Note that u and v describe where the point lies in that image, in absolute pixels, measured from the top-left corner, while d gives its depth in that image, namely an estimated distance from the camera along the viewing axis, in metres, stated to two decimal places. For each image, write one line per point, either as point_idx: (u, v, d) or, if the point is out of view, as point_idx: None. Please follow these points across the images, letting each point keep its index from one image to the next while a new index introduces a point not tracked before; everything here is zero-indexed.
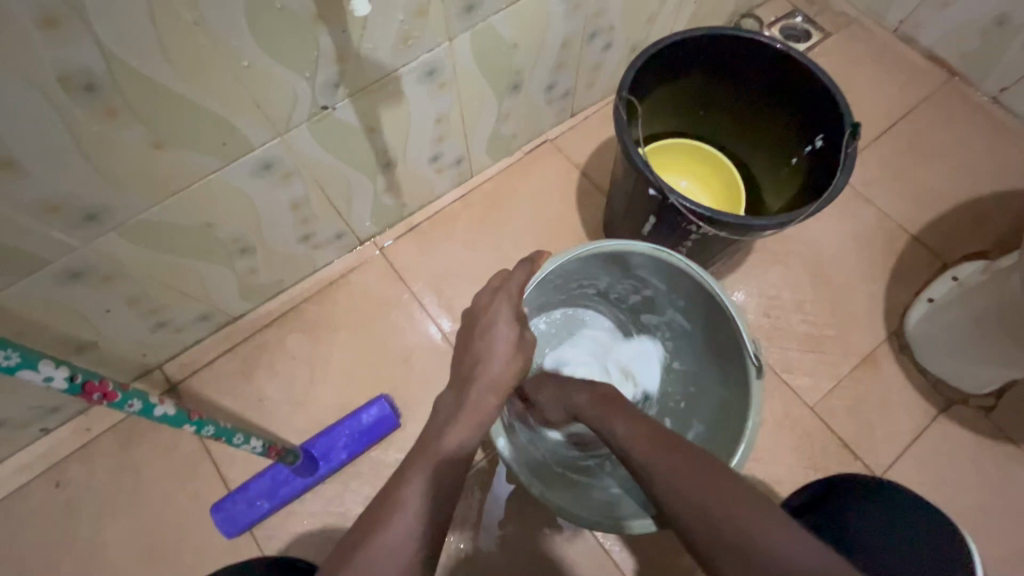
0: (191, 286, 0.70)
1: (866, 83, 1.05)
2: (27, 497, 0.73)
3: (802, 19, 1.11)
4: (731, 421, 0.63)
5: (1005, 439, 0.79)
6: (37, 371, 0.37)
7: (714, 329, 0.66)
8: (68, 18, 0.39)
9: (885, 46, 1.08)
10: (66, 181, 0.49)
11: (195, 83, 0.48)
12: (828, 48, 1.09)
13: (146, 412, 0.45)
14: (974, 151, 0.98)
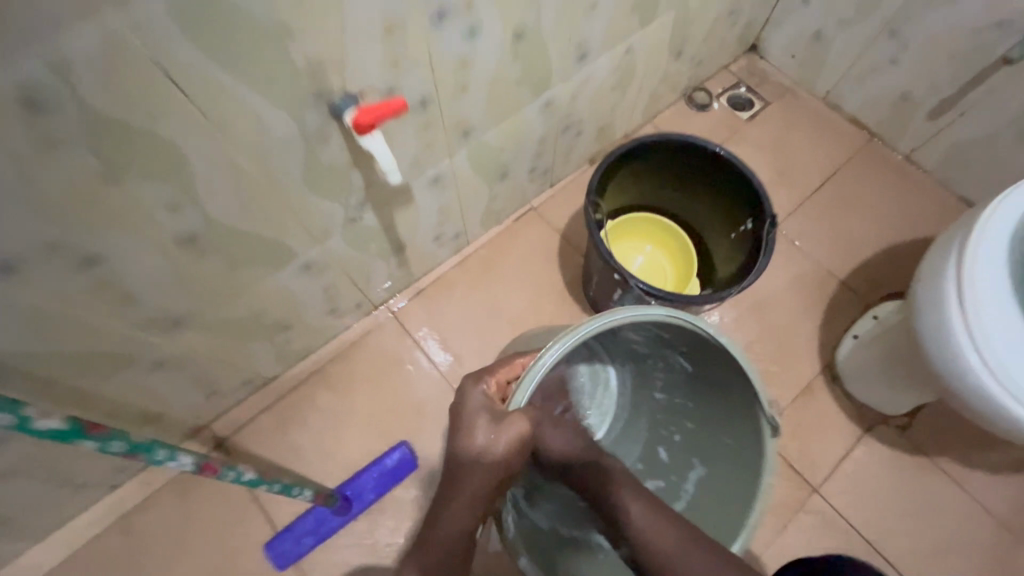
0: (241, 360, 0.84)
1: (801, 145, 1.22)
2: (102, 544, 0.86)
3: (746, 89, 1.29)
4: (734, 490, 0.70)
5: (920, 453, 0.96)
6: (179, 459, 0.50)
7: (720, 386, 0.71)
8: (186, 201, 0.53)
9: (816, 111, 1.26)
10: (164, 302, 0.63)
11: (263, 223, 0.62)
12: (770, 114, 1.27)
13: (240, 478, 0.59)
14: (891, 204, 1.16)
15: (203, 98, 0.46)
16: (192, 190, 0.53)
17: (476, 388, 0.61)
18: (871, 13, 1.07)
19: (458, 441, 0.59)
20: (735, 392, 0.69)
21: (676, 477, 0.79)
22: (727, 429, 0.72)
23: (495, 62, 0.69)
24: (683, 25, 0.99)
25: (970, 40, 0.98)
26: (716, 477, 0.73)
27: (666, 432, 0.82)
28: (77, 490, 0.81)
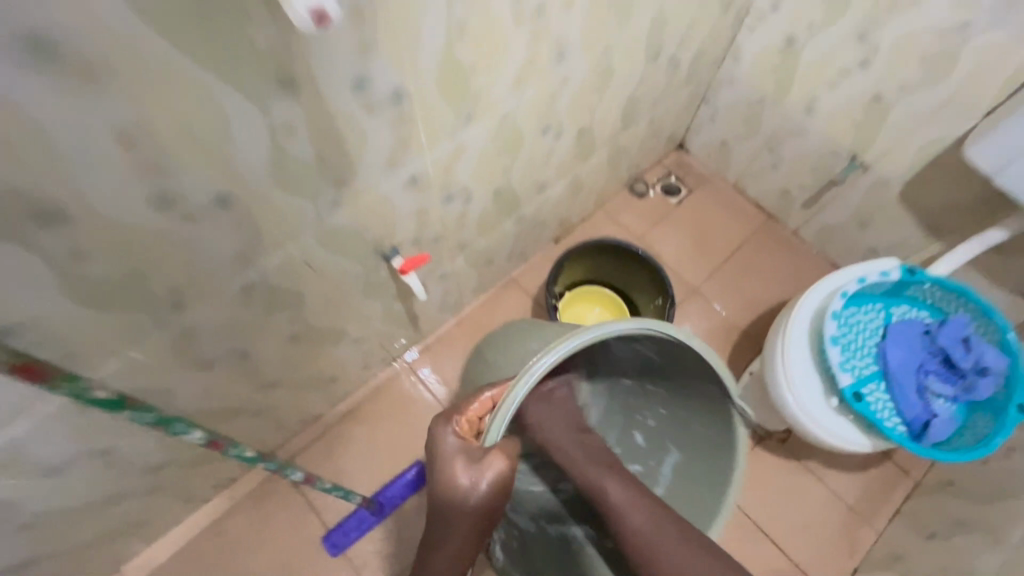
0: (304, 405, 1.16)
1: (716, 223, 1.58)
2: (201, 542, 1.18)
3: (675, 178, 1.63)
4: (707, 468, 0.81)
5: (800, 465, 1.28)
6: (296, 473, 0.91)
7: (691, 392, 0.80)
8: (299, 318, 0.87)
9: (728, 195, 1.62)
10: (272, 374, 0.95)
11: (335, 320, 0.96)
12: (694, 198, 1.62)
13: (321, 485, 1.00)
14: (782, 269, 1.53)
15: (315, 271, 0.79)
16: (304, 311, 0.86)
17: (447, 429, 0.66)
18: (759, 132, 1.42)
19: (444, 479, 0.64)
20: (711, 391, 0.76)
21: (653, 461, 0.89)
22: (699, 416, 0.81)
23: (481, 208, 1.02)
24: (616, 152, 1.32)
25: (827, 164, 1.34)
26: (691, 459, 0.83)
27: (642, 420, 0.91)
28: (185, 503, 1.12)
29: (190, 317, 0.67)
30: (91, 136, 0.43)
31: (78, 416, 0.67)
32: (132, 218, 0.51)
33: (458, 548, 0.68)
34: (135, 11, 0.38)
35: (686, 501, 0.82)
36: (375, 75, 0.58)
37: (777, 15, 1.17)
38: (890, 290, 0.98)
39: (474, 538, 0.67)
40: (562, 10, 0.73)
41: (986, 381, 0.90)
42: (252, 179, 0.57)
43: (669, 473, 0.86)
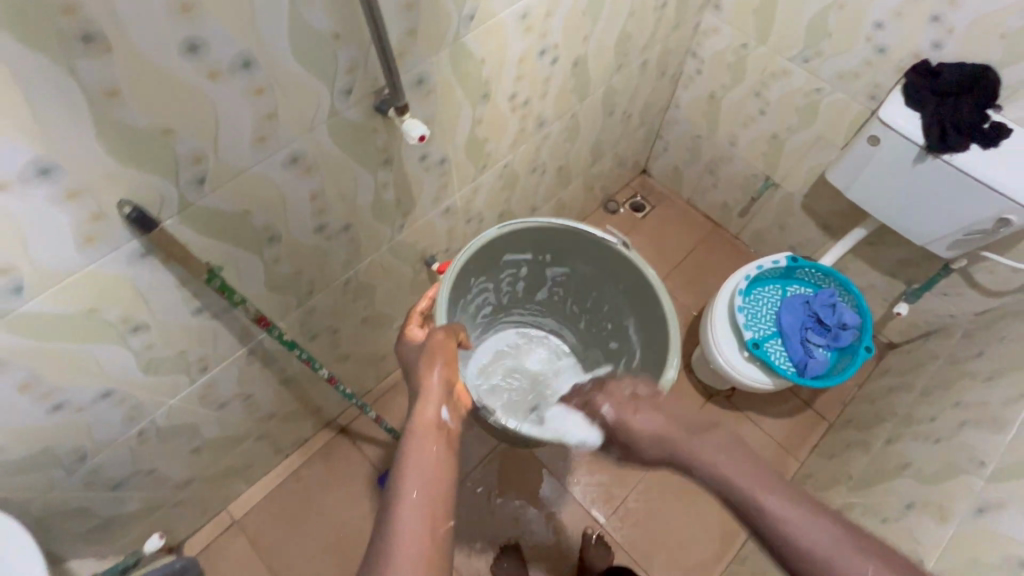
0: (359, 379, 1.52)
1: (675, 231, 1.93)
2: (284, 487, 1.54)
3: (641, 198, 1.99)
4: (650, 318, 1.06)
5: (744, 415, 1.63)
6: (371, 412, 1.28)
7: (590, 259, 1.12)
8: (369, 306, 1.25)
9: (683, 209, 1.97)
10: (347, 349, 1.33)
11: (390, 309, 1.34)
12: (656, 213, 1.97)
13: (384, 425, 1.38)
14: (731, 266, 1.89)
15: (384, 272, 1.18)
16: (373, 301, 1.24)
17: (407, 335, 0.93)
18: (701, 160, 1.78)
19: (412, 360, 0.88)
20: (599, 250, 1.09)
21: (623, 339, 1.15)
22: (621, 280, 1.11)
23: (490, 226, 1.41)
24: (589, 179, 1.71)
25: (749, 184, 1.71)
26: (636, 313, 1.10)
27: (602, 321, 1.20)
28: (276, 453, 1.49)
29: (315, 302, 1.06)
30: (302, 201, 0.82)
31: (246, 365, 1.05)
32: (306, 241, 0.90)
33: (434, 409, 0.79)
34: (336, 143, 0.79)
35: (652, 343, 1.05)
36: (432, 151, 0.98)
37: (702, 76, 1.57)
38: (782, 273, 1.40)
39: (443, 400, 0.80)
40: (541, 99, 1.13)
41: (846, 332, 1.30)
42: (363, 214, 0.96)
43: (635, 337, 1.11)
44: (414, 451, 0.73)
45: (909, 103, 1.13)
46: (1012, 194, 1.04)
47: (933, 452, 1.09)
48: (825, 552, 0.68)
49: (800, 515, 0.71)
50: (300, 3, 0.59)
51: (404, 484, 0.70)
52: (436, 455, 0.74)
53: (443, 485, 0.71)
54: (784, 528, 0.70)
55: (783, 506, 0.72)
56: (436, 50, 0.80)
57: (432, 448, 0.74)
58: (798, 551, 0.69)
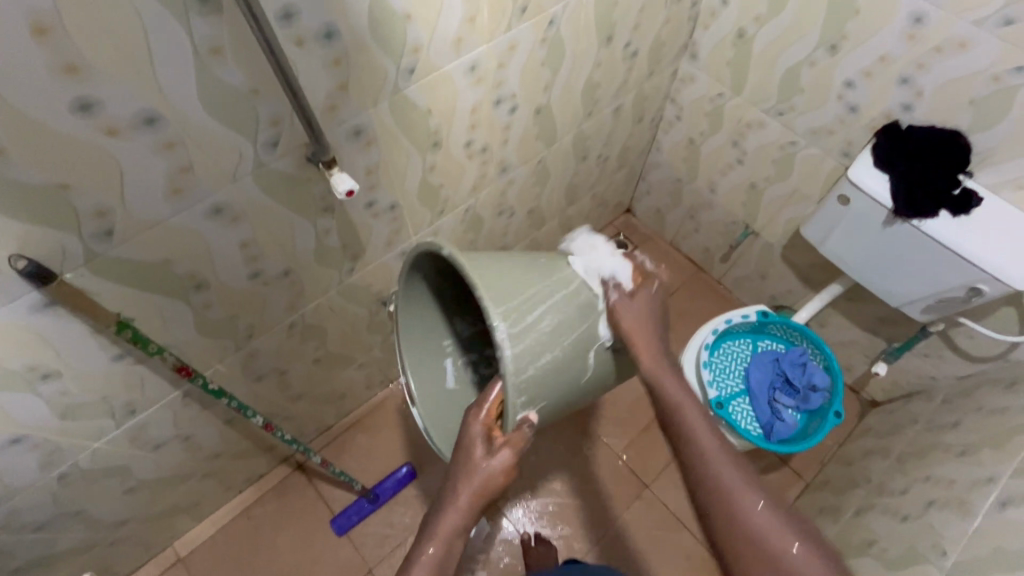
0: (316, 416, 1.48)
1: None
2: (234, 524, 1.49)
3: (624, 238, 1.94)
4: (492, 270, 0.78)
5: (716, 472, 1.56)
6: (313, 456, 1.26)
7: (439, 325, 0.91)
8: (320, 346, 1.21)
9: (665, 251, 1.92)
10: (300, 388, 1.29)
11: (346, 348, 1.30)
12: (638, 254, 1.92)
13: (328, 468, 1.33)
14: (713, 312, 1.82)
15: (334, 313, 1.14)
16: (324, 341, 1.20)
17: (476, 420, 0.76)
18: (682, 204, 1.75)
19: (472, 438, 0.75)
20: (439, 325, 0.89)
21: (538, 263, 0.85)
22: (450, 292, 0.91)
23: None
24: (566, 220, 1.68)
25: (729, 230, 1.66)
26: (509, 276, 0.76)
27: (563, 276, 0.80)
28: (225, 490, 1.44)
29: (256, 345, 1.03)
30: (231, 249, 0.80)
31: (181, 407, 1.02)
32: (239, 287, 0.88)
33: (461, 520, 0.74)
34: (266, 193, 0.77)
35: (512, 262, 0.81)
36: (379, 198, 0.96)
37: (681, 122, 1.54)
38: (753, 328, 1.35)
39: (474, 514, 0.74)
40: (501, 145, 1.11)
41: (815, 394, 1.25)
42: (303, 259, 0.94)
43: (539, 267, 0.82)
44: (428, 555, 0.72)
45: (878, 164, 1.10)
46: (982, 263, 1.00)
47: (899, 532, 1.02)
48: (765, 529, 0.62)
49: (747, 481, 0.65)
50: (209, 61, 0.58)
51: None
52: (452, 564, 0.72)
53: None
54: (726, 487, 0.65)
55: (721, 457, 0.67)
56: (373, 102, 0.79)
57: (452, 558, 0.73)
58: (728, 506, 0.64)
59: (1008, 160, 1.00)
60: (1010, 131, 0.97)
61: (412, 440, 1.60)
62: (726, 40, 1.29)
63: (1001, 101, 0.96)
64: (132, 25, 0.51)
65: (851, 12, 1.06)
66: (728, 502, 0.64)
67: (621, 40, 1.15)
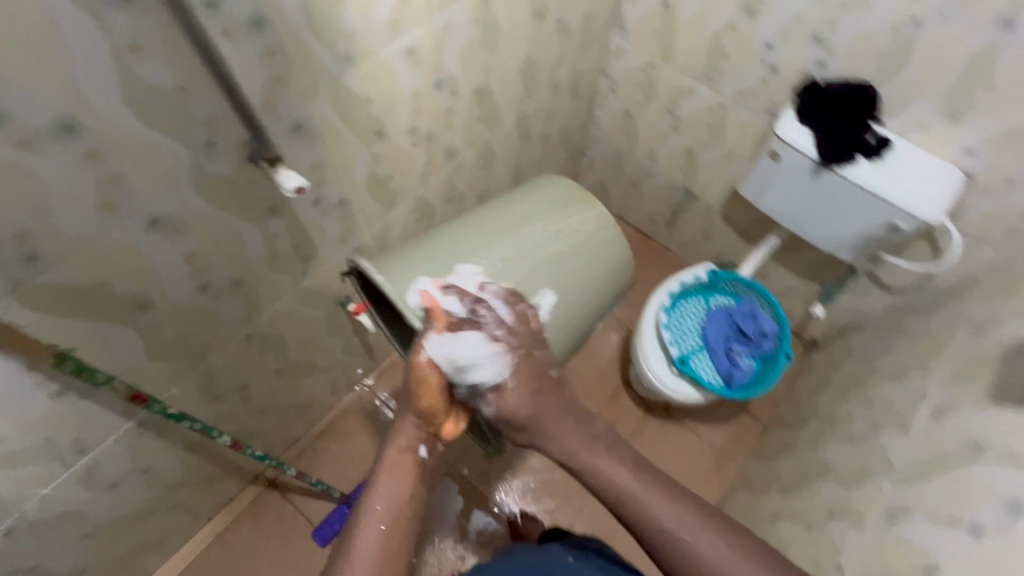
0: (282, 430, 1.42)
1: None
2: (208, 554, 1.42)
3: None
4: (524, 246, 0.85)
5: (682, 427, 1.64)
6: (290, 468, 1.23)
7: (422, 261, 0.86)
8: (279, 357, 1.15)
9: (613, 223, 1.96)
10: (263, 402, 1.24)
11: (307, 355, 1.25)
12: None
13: (304, 478, 1.29)
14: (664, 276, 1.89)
15: (291, 320, 1.10)
16: (283, 351, 1.15)
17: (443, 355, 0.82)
18: (625, 176, 1.79)
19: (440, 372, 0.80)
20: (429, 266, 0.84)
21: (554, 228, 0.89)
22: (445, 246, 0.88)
23: None
24: None
25: (672, 196, 1.72)
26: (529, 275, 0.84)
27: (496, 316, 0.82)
28: (193, 520, 1.36)
29: (212, 362, 0.97)
30: (176, 263, 0.75)
31: (136, 439, 0.95)
32: (188, 303, 0.82)
33: (409, 437, 0.79)
34: (207, 199, 0.72)
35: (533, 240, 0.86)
36: (326, 195, 0.93)
37: (616, 95, 1.58)
38: (704, 286, 1.43)
39: (419, 431, 0.79)
40: (445, 130, 1.10)
41: (766, 339, 1.34)
42: (254, 266, 0.89)
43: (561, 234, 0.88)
44: (395, 484, 0.75)
45: (801, 119, 1.18)
46: (897, 202, 1.10)
47: (852, 453, 1.12)
48: (713, 563, 0.67)
49: (684, 518, 0.70)
50: (130, 60, 0.54)
51: (377, 504, 0.73)
52: (408, 480, 0.76)
53: (410, 511, 0.74)
54: (666, 536, 0.69)
55: (666, 508, 0.70)
56: (312, 94, 0.75)
57: (404, 474, 0.76)
58: (676, 556, 0.69)
59: (911, 106, 1.10)
60: (910, 80, 1.07)
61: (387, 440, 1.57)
62: (652, 11, 1.33)
63: (901, 52, 1.05)
64: (37, 25, 0.46)
65: None
66: (682, 554, 0.68)
67: (552, 15, 1.16)
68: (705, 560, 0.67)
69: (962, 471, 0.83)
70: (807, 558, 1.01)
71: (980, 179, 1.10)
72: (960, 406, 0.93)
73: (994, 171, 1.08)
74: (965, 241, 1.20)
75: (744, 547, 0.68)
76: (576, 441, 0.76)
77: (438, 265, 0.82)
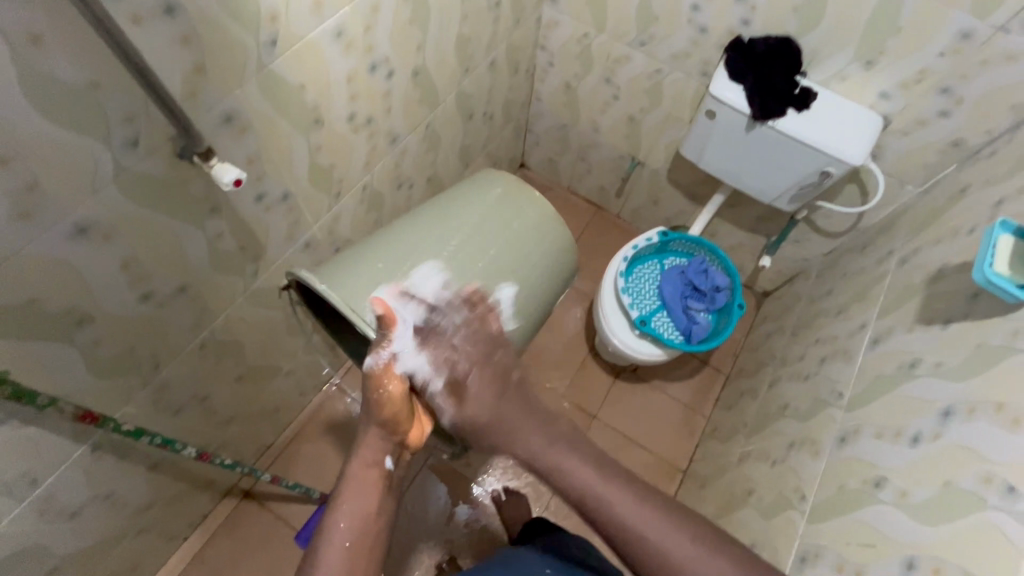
0: (251, 438, 1.38)
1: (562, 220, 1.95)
2: (187, 574, 1.37)
3: None
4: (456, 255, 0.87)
5: (650, 387, 1.70)
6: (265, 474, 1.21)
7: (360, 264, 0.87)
8: (238, 363, 1.12)
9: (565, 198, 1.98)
10: (227, 412, 1.20)
11: (268, 358, 1.22)
12: None
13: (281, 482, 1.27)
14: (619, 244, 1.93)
15: (246, 323, 1.06)
16: (242, 356, 1.12)
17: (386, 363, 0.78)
18: (571, 149, 1.81)
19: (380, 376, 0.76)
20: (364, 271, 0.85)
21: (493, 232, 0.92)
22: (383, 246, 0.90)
23: None
24: None
25: (618, 165, 1.76)
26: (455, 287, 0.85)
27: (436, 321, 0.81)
28: (167, 542, 1.32)
29: (166, 375, 0.93)
30: (111, 272, 0.71)
31: (93, 463, 0.91)
32: (130, 313, 0.78)
33: (372, 451, 0.76)
34: (138, 201, 0.69)
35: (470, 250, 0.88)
36: (268, 189, 0.90)
37: (555, 68, 1.58)
38: (657, 248, 1.47)
39: (386, 443, 0.77)
40: (385, 114, 1.08)
41: (720, 293, 1.40)
42: (199, 270, 0.86)
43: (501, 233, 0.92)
44: (360, 499, 0.73)
45: (733, 77, 1.21)
46: (827, 148, 1.16)
47: (805, 389, 1.19)
48: (678, 555, 0.69)
49: (630, 501, 0.73)
50: (30, 54, 0.50)
51: (341, 519, 0.71)
52: (375, 495, 0.74)
53: (378, 526, 0.73)
54: (619, 521, 0.72)
55: (625, 500, 0.73)
56: (238, 82, 0.72)
57: (371, 490, 0.75)
58: (635, 541, 0.71)
59: (830, 57, 1.15)
60: (827, 31, 1.12)
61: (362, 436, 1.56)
62: None
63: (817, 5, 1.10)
64: None
65: None
66: (639, 544, 0.70)
67: None
68: (665, 554, 0.69)
69: (900, 389, 0.90)
70: (773, 490, 1.07)
71: (896, 120, 1.18)
72: (895, 332, 1.00)
73: (909, 111, 1.15)
74: (889, 181, 1.28)
75: (701, 536, 0.71)
76: (535, 434, 0.79)
77: (376, 266, 0.84)
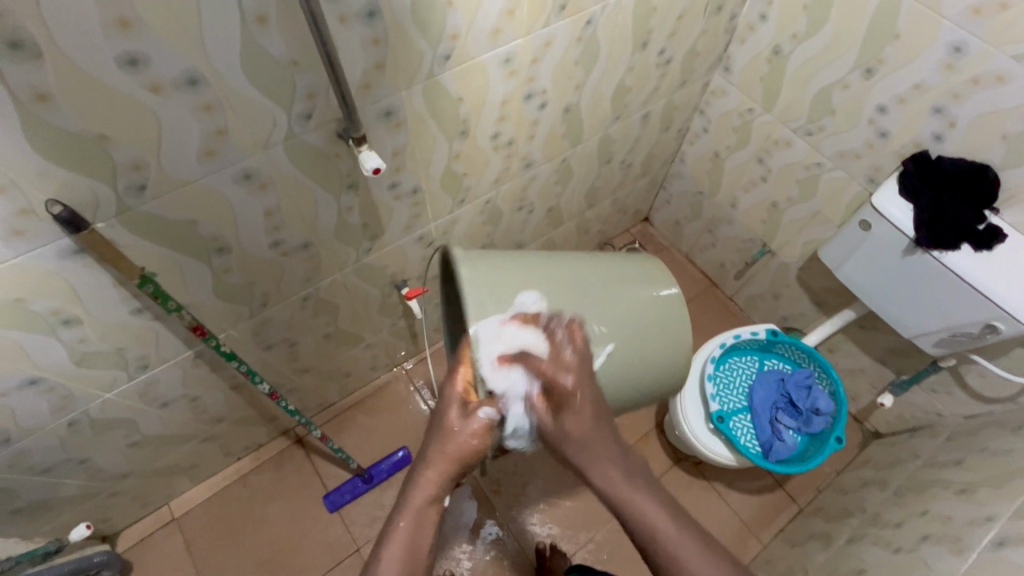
0: (319, 392, 1.49)
1: (670, 284, 1.86)
2: (229, 490, 1.51)
3: (640, 246, 1.93)
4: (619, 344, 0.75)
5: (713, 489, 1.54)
6: (317, 430, 1.29)
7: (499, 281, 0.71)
8: (330, 323, 1.22)
9: (680, 264, 1.90)
10: (307, 362, 1.31)
11: (356, 327, 1.32)
12: None
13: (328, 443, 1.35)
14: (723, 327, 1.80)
15: (348, 290, 1.16)
16: (334, 319, 1.22)
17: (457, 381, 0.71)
18: (701, 218, 1.73)
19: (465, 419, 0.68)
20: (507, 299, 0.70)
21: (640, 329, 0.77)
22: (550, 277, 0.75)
23: None
24: (583, 224, 1.66)
25: (747, 247, 1.65)
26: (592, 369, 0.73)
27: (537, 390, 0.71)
28: (224, 456, 1.46)
29: (270, 313, 1.05)
30: (256, 216, 0.82)
31: (191, 367, 1.04)
32: (259, 255, 0.89)
33: (432, 488, 0.68)
34: (294, 164, 0.79)
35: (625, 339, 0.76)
36: (402, 180, 0.97)
37: (708, 135, 1.54)
38: (761, 345, 1.35)
39: (450, 482, 0.70)
40: (527, 141, 1.12)
41: (818, 417, 1.24)
42: (324, 234, 0.96)
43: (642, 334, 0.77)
44: (413, 541, 0.66)
45: (903, 192, 1.09)
46: (998, 298, 0.99)
47: (891, 563, 1.01)
48: None
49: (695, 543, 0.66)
50: (255, 30, 0.60)
51: (386, 555, 0.65)
52: (430, 533, 0.67)
53: (424, 560, 0.66)
54: None
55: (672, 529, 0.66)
56: (407, 85, 0.80)
57: (428, 528, 0.68)
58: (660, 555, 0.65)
59: None
60: None
61: (412, 425, 1.61)
62: (761, 56, 1.29)
63: None
64: None
65: (890, 37, 1.05)
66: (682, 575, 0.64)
67: (655, 46, 1.16)
68: None
69: None
70: None
71: None
72: None
73: None
74: None
75: None
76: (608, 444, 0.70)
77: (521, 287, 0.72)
